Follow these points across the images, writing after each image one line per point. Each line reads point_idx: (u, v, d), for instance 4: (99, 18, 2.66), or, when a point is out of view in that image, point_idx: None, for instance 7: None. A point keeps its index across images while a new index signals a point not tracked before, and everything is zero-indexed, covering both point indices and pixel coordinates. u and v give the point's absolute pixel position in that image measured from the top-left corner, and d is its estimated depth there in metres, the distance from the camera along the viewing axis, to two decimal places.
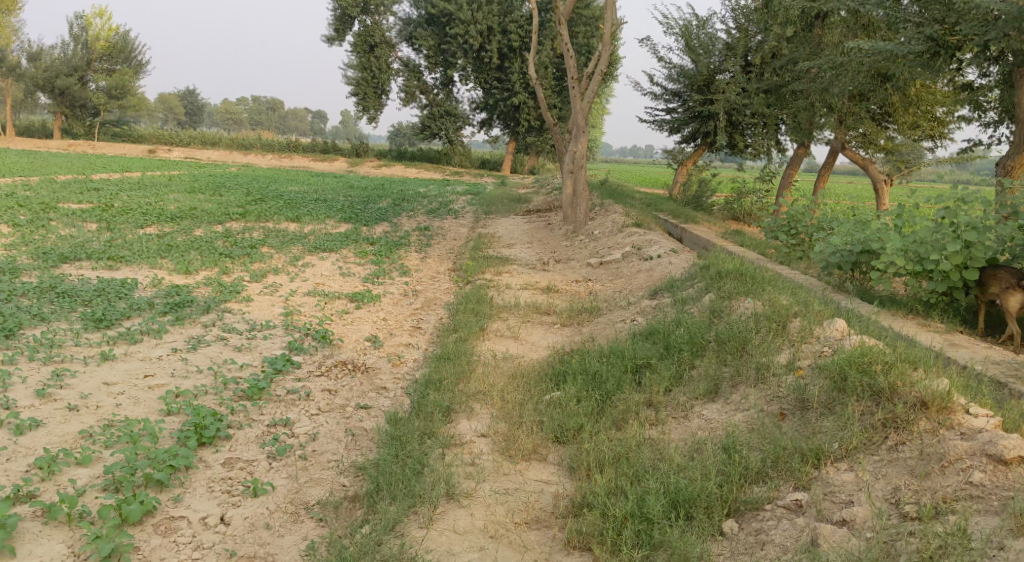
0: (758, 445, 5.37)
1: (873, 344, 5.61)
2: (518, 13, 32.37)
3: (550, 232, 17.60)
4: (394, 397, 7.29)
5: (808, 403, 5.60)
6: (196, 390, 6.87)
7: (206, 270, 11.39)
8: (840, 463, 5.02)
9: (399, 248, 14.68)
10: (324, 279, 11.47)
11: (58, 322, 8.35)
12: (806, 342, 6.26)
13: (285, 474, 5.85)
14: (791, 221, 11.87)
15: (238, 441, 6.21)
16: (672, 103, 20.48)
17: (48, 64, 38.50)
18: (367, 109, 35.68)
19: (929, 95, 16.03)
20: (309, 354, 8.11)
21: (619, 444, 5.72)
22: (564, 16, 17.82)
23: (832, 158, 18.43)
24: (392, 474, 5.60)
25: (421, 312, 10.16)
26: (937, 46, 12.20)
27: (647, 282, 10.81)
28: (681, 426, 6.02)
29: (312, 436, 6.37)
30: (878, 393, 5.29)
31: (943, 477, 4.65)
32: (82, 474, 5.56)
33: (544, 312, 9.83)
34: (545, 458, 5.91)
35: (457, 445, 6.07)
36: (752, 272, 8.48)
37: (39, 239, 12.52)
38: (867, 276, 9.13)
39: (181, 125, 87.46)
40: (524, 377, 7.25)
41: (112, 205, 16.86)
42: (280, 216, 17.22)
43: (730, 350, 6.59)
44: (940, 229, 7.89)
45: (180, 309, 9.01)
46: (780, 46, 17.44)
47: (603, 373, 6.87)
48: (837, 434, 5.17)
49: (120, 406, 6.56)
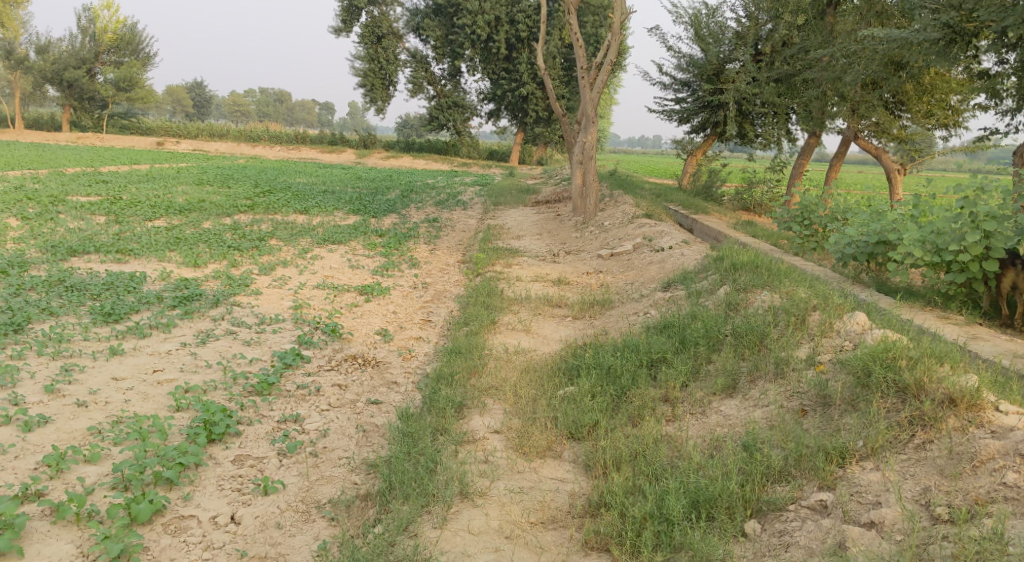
0: (779, 443, 5.26)
1: (896, 338, 5.48)
2: (526, 2, 32.14)
3: (560, 223, 17.46)
4: (405, 391, 7.20)
5: (830, 399, 5.49)
6: (205, 386, 6.79)
7: (214, 263, 11.32)
8: (865, 462, 4.90)
9: (409, 240, 14.58)
10: (333, 272, 11.38)
11: (66, 316, 8.29)
12: (826, 336, 6.13)
13: (296, 472, 5.77)
14: (804, 212, 11.74)
15: (248, 438, 6.13)
16: (681, 93, 20.27)
17: (57, 57, 38.51)
18: (374, 100, 35.39)
19: (943, 83, 15.68)
20: (318, 348, 8.02)
21: (636, 441, 5.61)
22: (573, 5, 17.65)
23: (844, 148, 18.19)
24: (405, 472, 5.51)
25: (431, 304, 10.07)
26: (954, 34, 11.96)
27: (659, 273, 10.68)
28: (699, 422, 5.91)
29: (323, 433, 6.28)
30: (904, 390, 5.16)
31: (975, 477, 4.52)
32: (91, 472, 5.49)
33: (556, 305, 9.71)
34: (560, 455, 5.80)
35: (470, 442, 5.98)
36: (767, 263, 8.33)
37: (48, 232, 12.47)
38: (883, 268, 8.96)
39: (189, 117, 87.34)
40: (536, 372, 7.14)
41: (121, 198, 16.80)
42: (288, 207, 17.14)
43: (747, 345, 6.47)
44: (959, 220, 7.70)
45: (189, 302, 8.94)
46: (791, 35, 17.35)
47: (618, 367, 6.76)
48: (861, 431, 5.05)
49: (128, 402, 6.49)
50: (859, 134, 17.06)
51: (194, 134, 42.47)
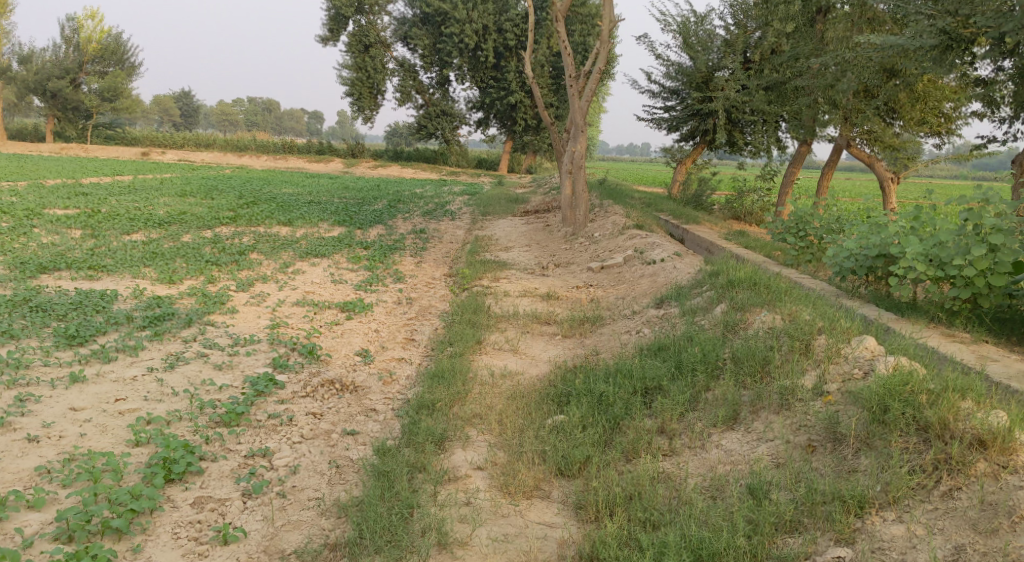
0: (788, 485, 4.93)
1: (912, 370, 5.17)
2: (513, 12, 31.91)
3: (549, 234, 17.00)
4: (384, 420, 6.73)
5: (841, 435, 5.14)
6: (169, 417, 6.31)
7: (191, 279, 10.84)
8: (886, 513, 4.59)
9: (394, 252, 14.11)
10: (315, 287, 10.92)
11: (28, 339, 7.79)
12: (834, 362, 5.74)
13: (260, 516, 5.32)
14: (799, 222, 10.73)
15: (211, 476, 5.66)
16: (670, 101, 19.94)
17: (40, 67, 37.92)
18: (362, 109, 35.04)
19: (935, 91, 15.36)
20: (294, 372, 7.52)
21: (631, 481, 5.23)
22: (561, 13, 17.17)
23: (836, 156, 17.73)
24: (380, 518, 5.10)
25: (415, 322, 9.59)
26: (950, 40, 11.40)
27: (651, 288, 10.28)
28: (698, 458, 5.51)
29: (292, 470, 5.83)
30: (926, 429, 4.85)
31: (1014, 536, 4.23)
32: (32, 520, 5.04)
33: (544, 322, 9.25)
34: (548, 496, 5.40)
35: (452, 480, 5.55)
36: (766, 280, 7.88)
37: (19, 248, 11.95)
38: (883, 282, 8.47)
39: (177, 127, 86.54)
40: (523, 398, 6.68)
41: (99, 211, 16.27)
42: (272, 219, 16.65)
43: (749, 372, 6.05)
44: (963, 232, 7.20)
45: (160, 322, 8.44)
46: (780, 42, 16.89)
47: (610, 395, 6.31)
48: (879, 476, 4.73)
49: (84, 437, 6.00)
50: (851, 143, 16.64)
51: (180, 145, 41.97)
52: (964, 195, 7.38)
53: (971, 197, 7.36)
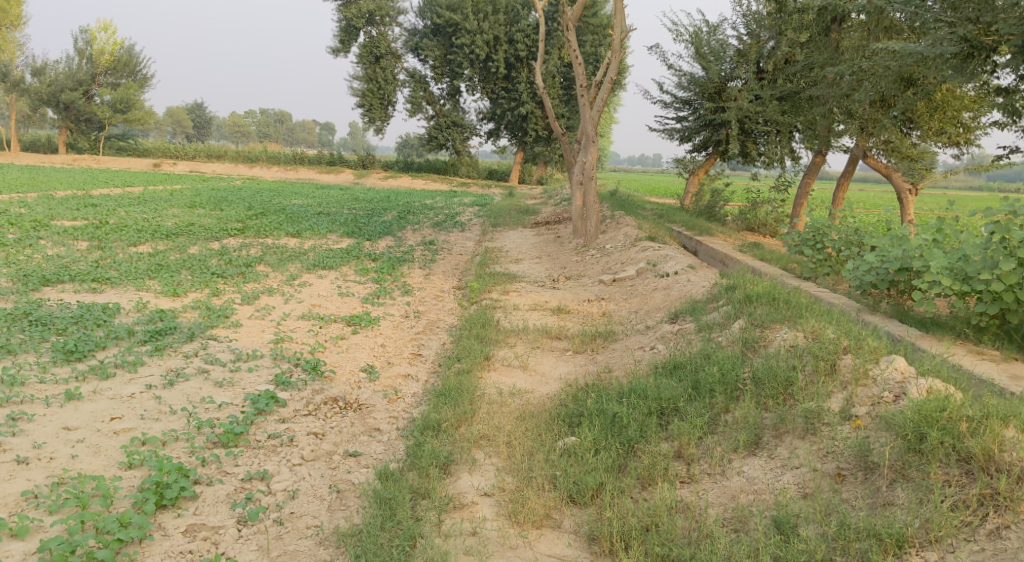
0: (818, 519, 4.68)
1: (949, 395, 4.92)
2: (524, 22, 31.70)
3: (560, 246, 16.67)
4: (389, 441, 6.45)
5: (873, 464, 4.89)
6: (164, 437, 6.03)
7: (196, 291, 10.62)
8: (926, 552, 4.37)
9: (404, 264, 13.85)
10: (322, 300, 10.68)
11: (25, 354, 7.54)
12: (861, 385, 5.45)
13: (256, 546, 5.09)
14: (817, 233, 10.31)
15: (206, 501, 5.40)
16: (682, 111, 19.67)
17: (54, 78, 37.90)
18: (373, 120, 34.96)
19: (954, 100, 14.92)
20: (296, 390, 7.19)
21: (648, 511, 4.98)
22: (572, 22, 16.86)
23: (853, 165, 17.32)
24: (382, 551, 4.90)
25: (422, 336, 9.29)
26: (972, 48, 11.05)
27: (665, 302, 9.96)
28: (719, 486, 5.22)
29: (291, 495, 5.57)
30: (967, 460, 4.62)
31: None
32: (14, 550, 4.86)
33: (555, 336, 8.93)
34: (560, 525, 5.13)
35: (458, 508, 5.30)
36: (786, 295, 7.54)
37: (24, 260, 11.77)
38: (904, 296, 8.11)
39: (188, 138, 86.86)
40: (532, 418, 6.38)
41: (106, 222, 16.08)
42: (280, 231, 16.43)
43: (771, 394, 5.74)
44: (990, 245, 6.85)
45: (161, 337, 8.17)
46: (794, 52, 16.63)
47: (623, 417, 5.98)
48: (917, 511, 4.51)
49: (75, 459, 5.74)
50: (868, 152, 16.24)
51: (191, 155, 42.07)
52: (989, 207, 7.05)
53: (999, 209, 7.01)
